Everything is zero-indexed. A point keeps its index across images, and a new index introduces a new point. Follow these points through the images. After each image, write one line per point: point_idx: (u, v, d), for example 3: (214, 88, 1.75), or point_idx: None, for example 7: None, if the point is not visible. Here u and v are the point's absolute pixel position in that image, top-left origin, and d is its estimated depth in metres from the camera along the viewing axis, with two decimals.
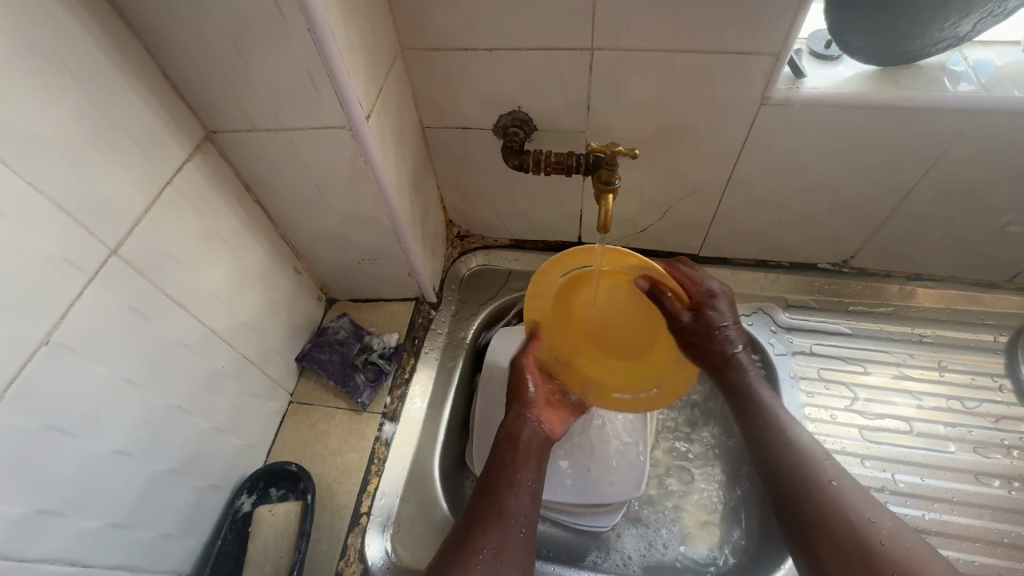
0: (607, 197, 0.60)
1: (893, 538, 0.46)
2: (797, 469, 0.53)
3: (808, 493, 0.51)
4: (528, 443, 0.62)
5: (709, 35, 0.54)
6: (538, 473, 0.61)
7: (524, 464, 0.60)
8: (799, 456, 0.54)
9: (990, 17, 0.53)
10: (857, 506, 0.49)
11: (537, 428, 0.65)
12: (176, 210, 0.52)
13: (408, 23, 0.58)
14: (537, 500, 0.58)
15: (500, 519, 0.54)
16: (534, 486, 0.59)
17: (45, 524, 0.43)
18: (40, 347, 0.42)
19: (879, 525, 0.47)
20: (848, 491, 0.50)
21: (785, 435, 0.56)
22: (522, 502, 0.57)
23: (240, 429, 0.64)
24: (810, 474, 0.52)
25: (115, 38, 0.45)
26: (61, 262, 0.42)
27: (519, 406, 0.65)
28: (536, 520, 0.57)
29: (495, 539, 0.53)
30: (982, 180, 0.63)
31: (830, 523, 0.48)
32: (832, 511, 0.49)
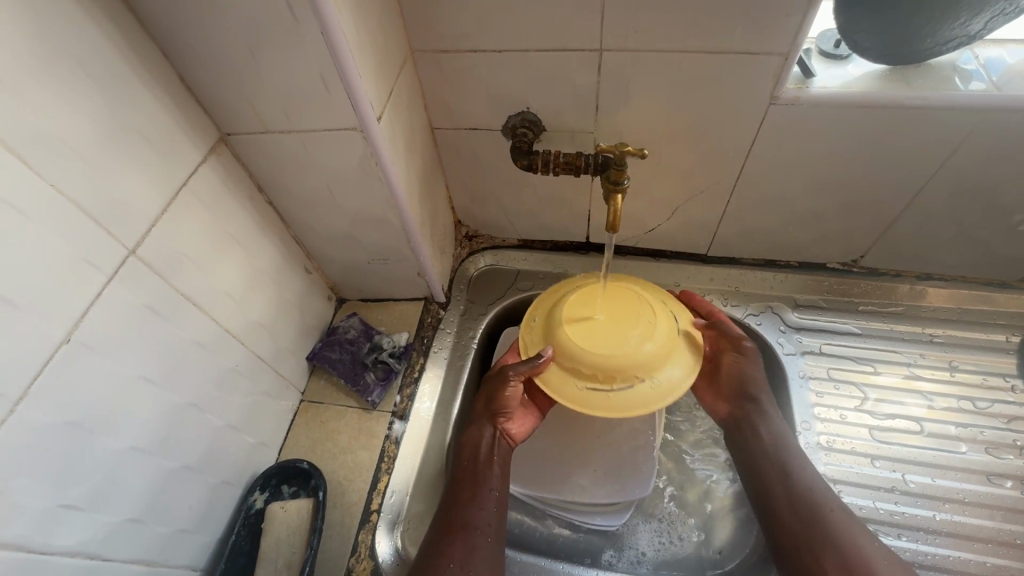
0: (615, 198, 0.60)
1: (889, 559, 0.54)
2: (805, 489, 0.59)
3: (818, 514, 0.57)
4: (489, 450, 0.63)
5: (717, 35, 0.54)
6: (502, 481, 0.61)
7: (487, 473, 0.61)
8: (805, 480, 0.60)
9: (1002, 15, 0.53)
10: (857, 528, 0.56)
11: (501, 432, 0.65)
12: (191, 212, 0.53)
13: (418, 25, 0.59)
14: (500, 510, 0.59)
15: (462, 533, 0.55)
16: (496, 494, 0.60)
17: (65, 518, 0.44)
18: (61, 345, 0.42)
19: (872, 544, 0.55)
20: (846, 514, 0.57)
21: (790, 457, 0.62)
22: (485, 513, 0.58)
23: (253, 427, 0.65)
24: (813, 496, 0.58)
25: (132, 42, 0.45)
26: (81, 262, 0.43)
27: (481, 416, 0.65)
28: (501, 529, 0.58)
29: (460, 552, 0.54)
30: (993, 179, 0.63)
31: (836, 543, 0.54)
32: (837, 531, 0.55)
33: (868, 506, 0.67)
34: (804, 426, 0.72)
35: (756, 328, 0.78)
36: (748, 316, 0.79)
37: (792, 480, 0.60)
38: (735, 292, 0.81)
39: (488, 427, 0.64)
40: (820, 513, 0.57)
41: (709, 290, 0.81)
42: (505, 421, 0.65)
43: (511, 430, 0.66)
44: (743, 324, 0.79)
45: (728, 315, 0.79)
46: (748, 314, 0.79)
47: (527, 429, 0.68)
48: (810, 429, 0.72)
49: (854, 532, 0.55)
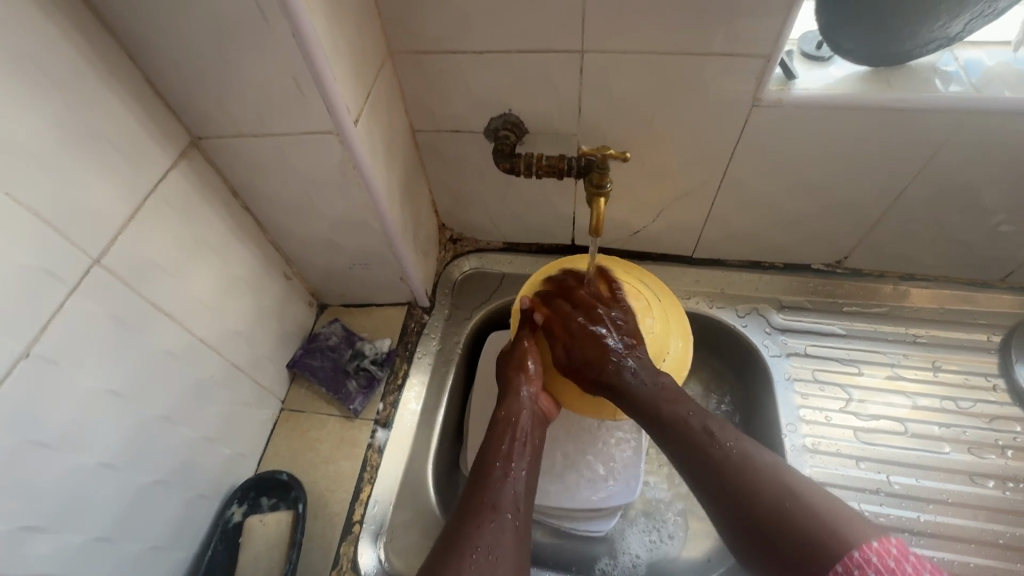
0: (598, 201, 0.60)
1: (777, 497, 0.46)
2: (693, 445, 0.52)
3: (710, 468, 0.51)
4: (526, 428, 0.60)
5: (700, 37, 0.54)
6: (533, 462, 0.58)
7: (518, 454, 0.58)
8: (693, 434, 0.53)
9: (982, 17, 0.53)
10: (748, 471, 0.49)
11: (536, 409, 0.62)
12: (161, 218, 0.51)
13: (396, 26, 0.57)
14: (530, 494, 0.55)
15: (492, 514, 0.51)
16: (526, 473, 0.56)
17: (29, 540, 0.43)
18: (20, 360, 0.41)
19: (769, 482, 0.47)
20: (744, 452, 0.50)
21: (675, 413, 0.55)
22: (516, 494, 0.54)
23: (230, 438, 0.63)
24: (704, 445, 0.52)
25: (96, 43, 0.44)
26: (42, 274, 0.42)
27: (517, 387, 0.63)
28: (529, 514, 0.54)
29: (490, 535, 0.50)
30: (975, 180, 0.63)
31: (730, 496, 0.48)
32: (728, 484, 0.49)
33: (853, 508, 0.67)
34: (790, 428, 0.72)
35: (741, 330, 0.78)
36: (734, 318, 0.79)
37: (680, 442, 0.53)
38: (721, 294, 0.80)
39: (524, 401, 0.62)
40: (710, 465, 0.51)
41: (695, 292, 0.81)
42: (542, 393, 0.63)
43: (547, 401, 0.65)
44: (729, 326, 0.79)
45: (714, 317, 0.79)
46: (734, 315, 0.79)
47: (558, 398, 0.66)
48: (795, 431, 0.72)
49: (744, 474, 0.49)
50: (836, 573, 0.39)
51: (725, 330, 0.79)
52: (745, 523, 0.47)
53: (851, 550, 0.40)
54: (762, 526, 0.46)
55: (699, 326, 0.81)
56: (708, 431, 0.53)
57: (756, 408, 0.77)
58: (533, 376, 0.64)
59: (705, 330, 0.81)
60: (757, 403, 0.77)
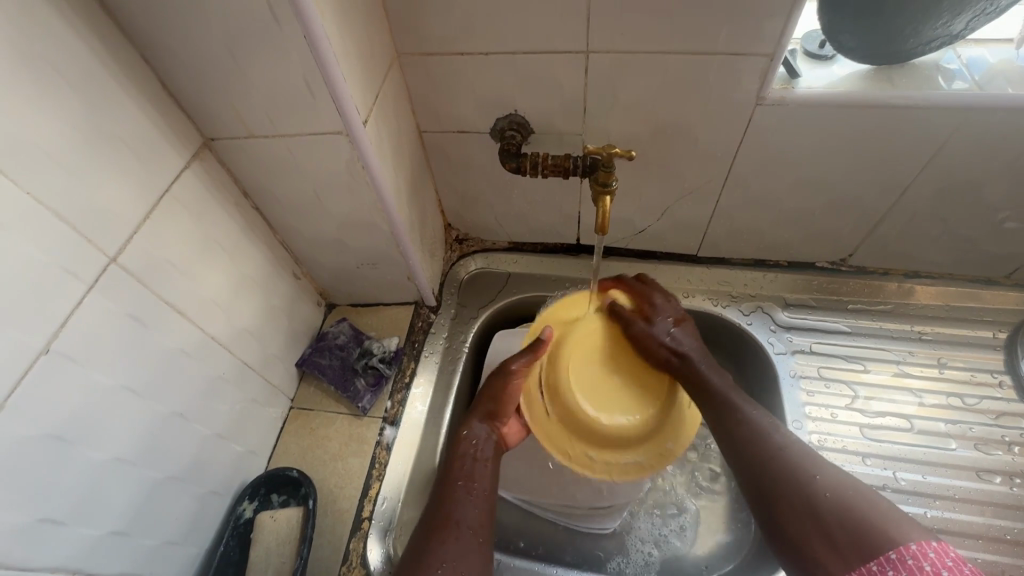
0: (604, 199, 0.60)
1: (836, 489, 0.47)
2: (749, 441, 0.54)
3: (766, 463, 0.51)
4: (485, 452, 0.60)
5: (704, 35, 0.54)
6: (493, 482, 0.58)
7: (479, 472, 0.58)
8: (756, 425, 0.55)
9: (983, 15, 0.53)
10: (806, 464, 0.50)
11: (494, 435, 0.62)
12: (174, 218, 0.52)
13: (404, 28, 0.58)
14: (493, 510, 0.56)
15: (454, 530, 0.52)
16: (486, 489, 0.57)
17: (46, 533, 0.43)
18: (39, 356, 0.42)
19: (827, 488, 0.47)
20: (802, 455, 0.51)
21: (735, 407, 0.57)
22: (477, 508, 0.54)
23: (240, 435, 0.64)
24: (759, 445, 0.53)
25: (112, 47, 0.45)
26: (61, 271, 0.43)
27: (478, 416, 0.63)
28: (493, 530, 0.54)
29: (453, 551, 0.50)
30: (979, 177, 0.63)
31: (785, 494, 0.49)
32: (781, 470, 0.50)
33: None
34: (795, 425, 0.72)
35: (746, 328, 0.78)
36: (739, 316, 0.79)
37: (738, 430, 0.55)
38: (726, 292, 0.81)
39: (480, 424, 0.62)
40: (763, 462, 0.51)
41: (700, 290, 0.81)
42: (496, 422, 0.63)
43: (505, 431, 0.64)
44: (735, 324, 0.79)
45: (719, 315, 0.79)
46: (739, 313, 0.79)
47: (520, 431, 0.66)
48: (801, 428, 0.72)
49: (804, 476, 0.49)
50: (888, 559, 0.39)
51: (730, 328, 0.80)
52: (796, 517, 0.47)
53: (906, 542, 0.40)
54: (819, 523, 0.46)
55: (704, 324, 0.82)
56: (768, 426, 0.54)
57: (762, 405, 0.77)
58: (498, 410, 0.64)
59: (711, 328, 0.81)
60: (762, 400, 0.78)
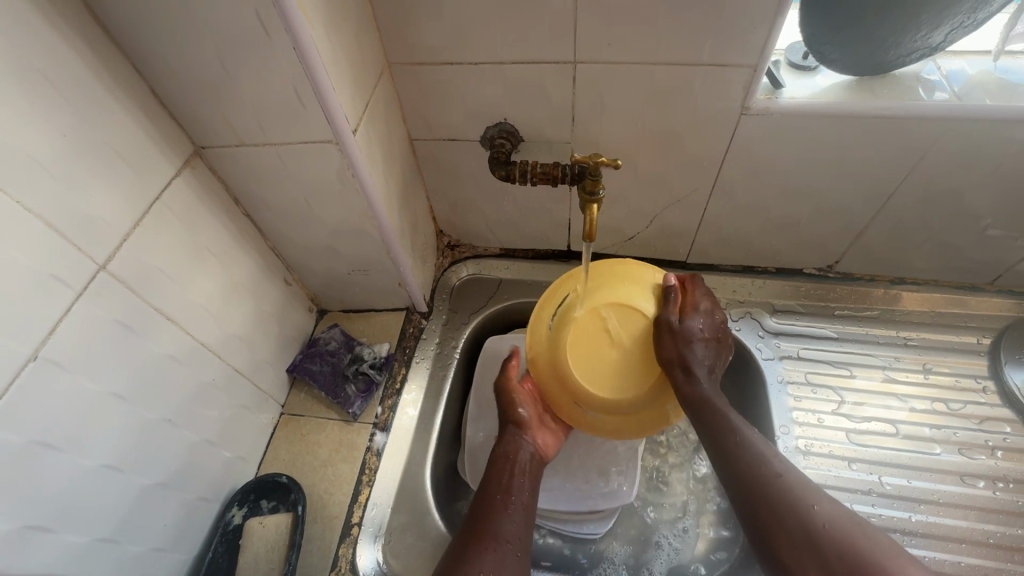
0: (590, 208, 0.61)
1: (835, 522, 0.46)
2: (742, 466, 0.52)
3: (759, 491, 0.50)
4: (524, 467, 0.62)
5: (688, 48, 0.55)
6: (532, 497, 0.60)
7: (518, 487, 0.60)
8: (750, 448, 0.53)
9: (961, 28, 0.55)
10: (802, 494, 0.48)
11: (533, 450, 0.65)
12: (164, 226, 0.53)
13: (395, 38, 0.59)
14: (530, 524, 0.57)
15: (494, 543, 0.53)
16: (526, 508, 0.58)
17: (33, 540, 0.43)
18: (28, 363, 0.42)
19: (829, 513, 0.47)
20: (798, 483, 0.49)
21: (733, 431, 0.54)
22: (515, 525, 0.55)
23: (230, 442, 0.64)
24: (753, 471, 0.51)
25: (103, 57, 0.45)
26: (50, 279, 0.43)
27: (515, 429, 0.65)
28: (529, 542, 0.56)
29: (490, 564, 0.51)
30: (961, 186, 0.65)
31: (783, 524, 0.47)
32: (777, 501, 0.49)
33: None
34: (783, 430, 0.73)
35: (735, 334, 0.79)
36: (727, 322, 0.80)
37: (733, 454, 0.53)
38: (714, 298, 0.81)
39: (521, 442, 0.64)
40: (753, 489, 0.50)
41: None
42: (534, 440, 0.65)
43: (542, 444, 0.66)
44: None
45: None
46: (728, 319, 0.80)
47: (558, 442, 0.68)
48: (788, 433, 0.73)
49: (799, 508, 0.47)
50: None
51: None
52: (787, 553, 0.47)
53: None
54: (817, 559, 0.45)
55: None
56: (765, 450, 0.53)
57: (750, 410, 0.78)
58: (527, 421, 0.66)
59: None
60: (751, 406, 0.78)
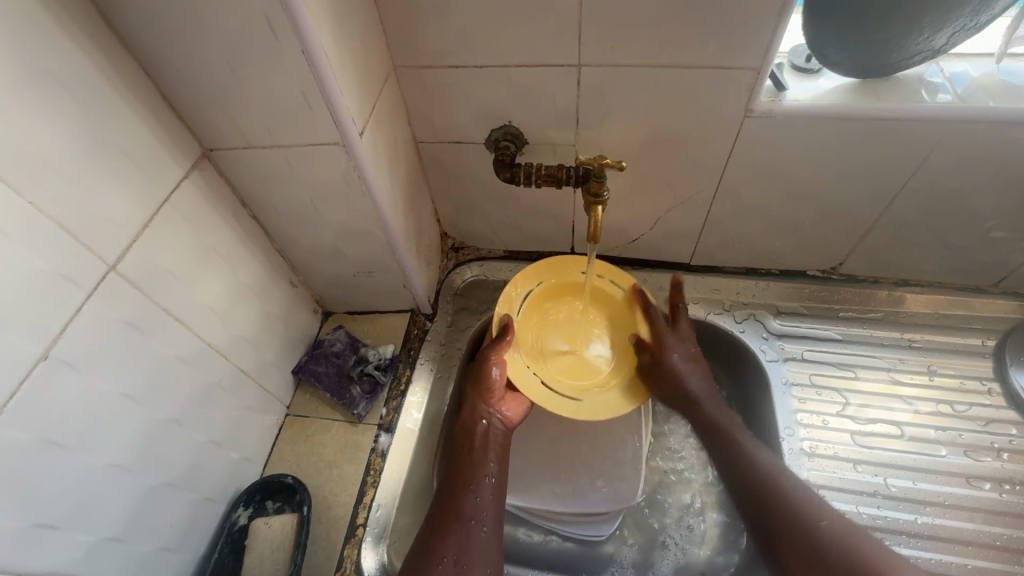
0: (596, 209, 0.62)
1: (841, 538, 0.53)
2: (754, 485, 0.60)
3: (769, 507, 0.58)
4: (485, 441, 0.65)
5: (691, 50, 0.56)
6: (499, 469, 0.64)
7: (483, 462, 0.63)
8: (765, 467, 0.61)
9: (963, 31, 0.55)
10: (814, 512, 0.56)
11: (498, 422, 0.67)
12: (173, 227, 0.53)
13: (401, 41, 0.60)
14: (498, 497, 0.62)
15: (459, 525, 0.58)
16: (492, 482, 0.62)
17: (42, 538, 0.44)
18: (39, 361, 0.42)
19: (835, 531, 0.54)
20: (806, 502, 0.57)
21: (741, 451, 0.63)
22: (481, 502, 0.60)
23: (236, 442, 0.64)
24: (778, 503, 0.58)
25: (114, 60, 0.46)
26: (60, 279, 0.43)
27: (473, 405, 0.67)
28: (498, 515, 0.60)
29: (454, 542, 0.56)
30: (964, 187, 0.65)
31: (789, 539, 0.56)
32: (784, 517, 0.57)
33: (851, 510, 0.68)
34: (787, 432, 0.73)
35: (739, 336, 0.79)
36: (732, 324, 0.80)
37: (748, 473, 0.61)
38: (718, 300, 0.82)
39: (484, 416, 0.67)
40: (777, 521, 0.57)
41: (693, 298, 0.82)
42: (499, 412, 0.68)
43: (509, 414, 0.69)
44: (728, 332, 0.80)
45: (712, 323, 0.80)
46: (732, 321, 0.80)
47: (522, 408, 0.70)
48: (793, 435, 0.72)
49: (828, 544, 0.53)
50: None
51: (723, 335, 0.80)
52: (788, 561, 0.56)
53: None
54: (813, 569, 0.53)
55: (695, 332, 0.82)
56: (776, 469, 0.61)
57: (755, 412, 0.78)
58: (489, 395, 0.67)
59: (703, 335, 0.82)
60: (755, 407, 0.78)
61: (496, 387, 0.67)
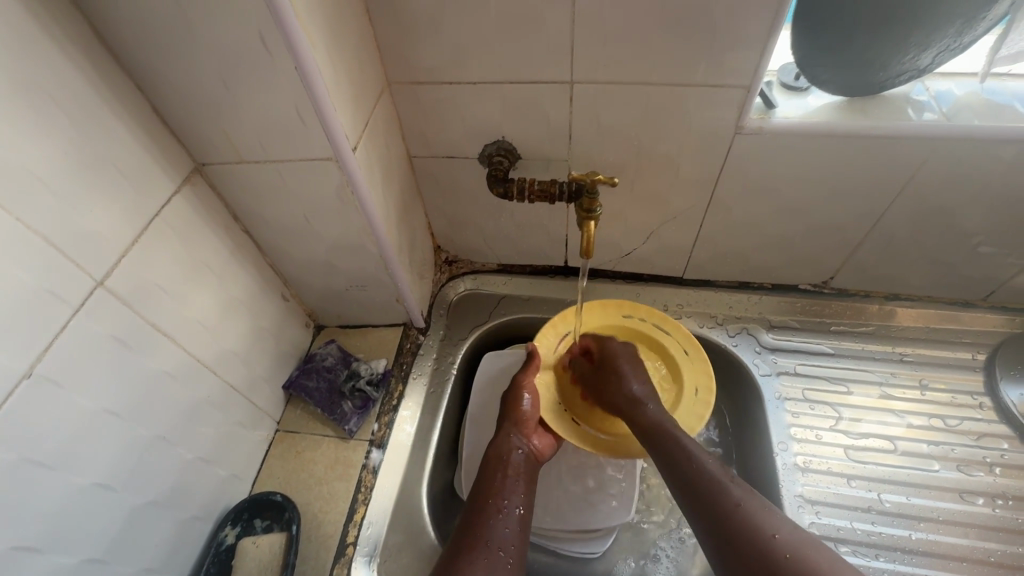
0: (589, 224, 0.61)
1: (796, 551, 0.46)
2: (703, 490, 0.52)
3: (721, 513, 0.50)
4: (515, 469, 0.61)
5: (681, 69, 0.56)
6: (526, 499, 0.59)
7: (511, 489, 0.59)
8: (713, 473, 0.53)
9: (948, 50, 0.56)
10: (765, 520, 0.49)
11: (526, 451, 0.64)
12: (164, 242, 0.53)
13: (395, 58, 0.60)
14: (524, 529, 0.56)
15: (485, 550, 0.52)
16: (520, 513, 0.57)
17: (22, 561, 0.42)
18: (24, 379, 0.42)
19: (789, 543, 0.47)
20: (759, 510, 0.49)
21: (688, 455, 0.55)
22: (509, 529, 0.55)
23: (224, 459, 0.63)
24: (761, 542, 0.47)
25: (106, 76, 0.46)
26: (48, 294, 0.43)
27: (507, 431, 0.64)
28: (524, 548, 0.55)
29: (483, 569, 0.51)
30: (951, 203, 0.66)
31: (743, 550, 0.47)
32: (737, 525, 0.49)
33: (845, 526, 0.67)
34: (781, 447, 0.73)
35: (732, 350, 0.79)
36: (724, 338, 0.80)
37: (695, 478, 0.53)
38: (711, 314, 0.82)
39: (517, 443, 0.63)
40: (726, 532, 0.49)
41: (686, 313, 0.82)
42: (531, 441, 0.65)
43: (539, 446, 0.65)
44: (720, 346, 0.80)
45: (706, 337, 0.80)
46: (724, 335, 0.80)
47: (550, 444, 0.67)
48: (787, 450, 0.72)
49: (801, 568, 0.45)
50: None
51: (716, 349, 0.80)
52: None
53: None
54: None
55: None
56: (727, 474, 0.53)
57: (748, 426, 0.78)
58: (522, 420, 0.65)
59: None
60: (748, 422, 0.78)
61: (529, 415, 0.66)
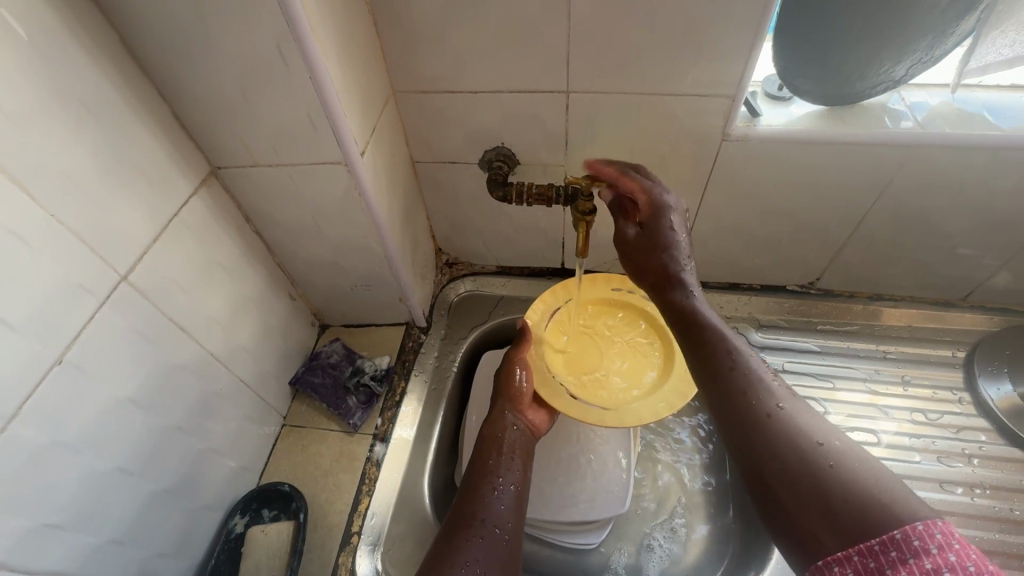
0: (582, 226, 0.64)
1: (840, 458, 0.40)
2: (736, 393, 0.48)
3: (754, 417, 0.45)
4: (510, 446, 0.64)
5: (671, 80, 0.60)
6: (521, 475, 0.62)
7: (506, 467, 0.62)
8: (749, 376, 0.49)
9: (921, 63, 0.60)
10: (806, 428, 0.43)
11: (522, 428, 0.67)
12: (181, 240, 0.56)
13: (401, 69, 0.64)
14: (518, 505, 0.59)
15: (480, 525, 0.55)
16: (515, 488, 0.60)
17: (49, 537, 0.45)
18: (54, 365, 0.44)
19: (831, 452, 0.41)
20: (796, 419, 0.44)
21: (726, 354, 0.50)
22: (503, 505, 0.57)
23: (234, 451, 0.66)
24: (798, 449, 0.42)
25: (132, 84, 0.49)
26: (77, 287, 0.46)
27: (502, 408, 0.68)
28: (518, 521, 0.57)
29: (477, 543, 0.53)
30: (928, 206, 0.69)
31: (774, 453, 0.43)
32: (769, 427, 0.44)
33: None
34: None
35: None
36: None
37: (729, 380, 0.49)
38: None
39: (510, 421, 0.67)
40: (753, 434, 0.45)
41: None
42: (525, 418, 0.68)
43: (534, 420, 0.70)
44: None
45: None
46: None
47: (545, 420, 0.71)
48: None
49: (838, 475, 0.39)
50: (893, 539, 0.34)
51: None
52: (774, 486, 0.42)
53: (912, 521, 0.34)
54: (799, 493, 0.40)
55: None
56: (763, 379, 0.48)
57: None
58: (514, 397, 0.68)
59: None
60: None
61: (524, 392, 0.69)
